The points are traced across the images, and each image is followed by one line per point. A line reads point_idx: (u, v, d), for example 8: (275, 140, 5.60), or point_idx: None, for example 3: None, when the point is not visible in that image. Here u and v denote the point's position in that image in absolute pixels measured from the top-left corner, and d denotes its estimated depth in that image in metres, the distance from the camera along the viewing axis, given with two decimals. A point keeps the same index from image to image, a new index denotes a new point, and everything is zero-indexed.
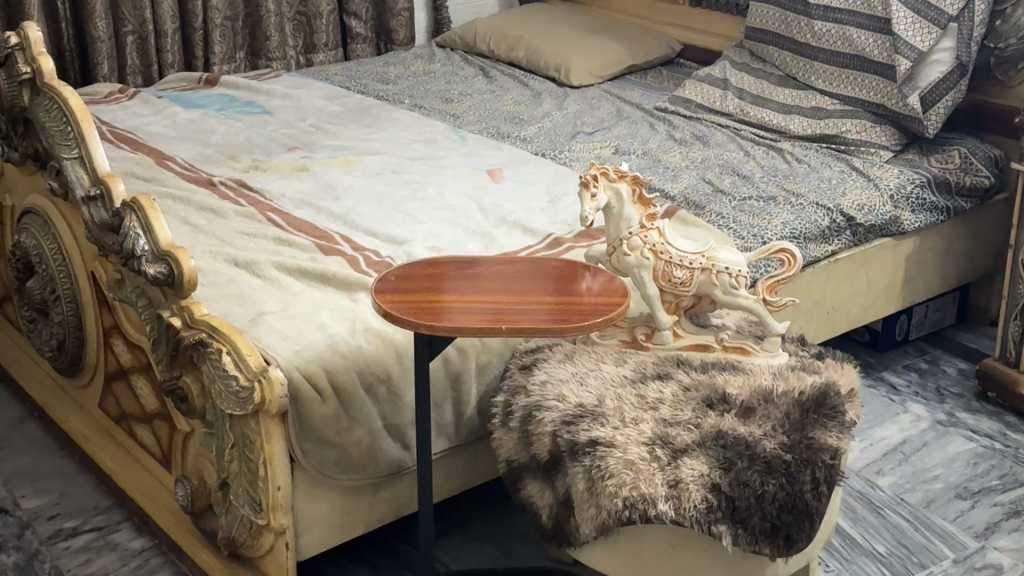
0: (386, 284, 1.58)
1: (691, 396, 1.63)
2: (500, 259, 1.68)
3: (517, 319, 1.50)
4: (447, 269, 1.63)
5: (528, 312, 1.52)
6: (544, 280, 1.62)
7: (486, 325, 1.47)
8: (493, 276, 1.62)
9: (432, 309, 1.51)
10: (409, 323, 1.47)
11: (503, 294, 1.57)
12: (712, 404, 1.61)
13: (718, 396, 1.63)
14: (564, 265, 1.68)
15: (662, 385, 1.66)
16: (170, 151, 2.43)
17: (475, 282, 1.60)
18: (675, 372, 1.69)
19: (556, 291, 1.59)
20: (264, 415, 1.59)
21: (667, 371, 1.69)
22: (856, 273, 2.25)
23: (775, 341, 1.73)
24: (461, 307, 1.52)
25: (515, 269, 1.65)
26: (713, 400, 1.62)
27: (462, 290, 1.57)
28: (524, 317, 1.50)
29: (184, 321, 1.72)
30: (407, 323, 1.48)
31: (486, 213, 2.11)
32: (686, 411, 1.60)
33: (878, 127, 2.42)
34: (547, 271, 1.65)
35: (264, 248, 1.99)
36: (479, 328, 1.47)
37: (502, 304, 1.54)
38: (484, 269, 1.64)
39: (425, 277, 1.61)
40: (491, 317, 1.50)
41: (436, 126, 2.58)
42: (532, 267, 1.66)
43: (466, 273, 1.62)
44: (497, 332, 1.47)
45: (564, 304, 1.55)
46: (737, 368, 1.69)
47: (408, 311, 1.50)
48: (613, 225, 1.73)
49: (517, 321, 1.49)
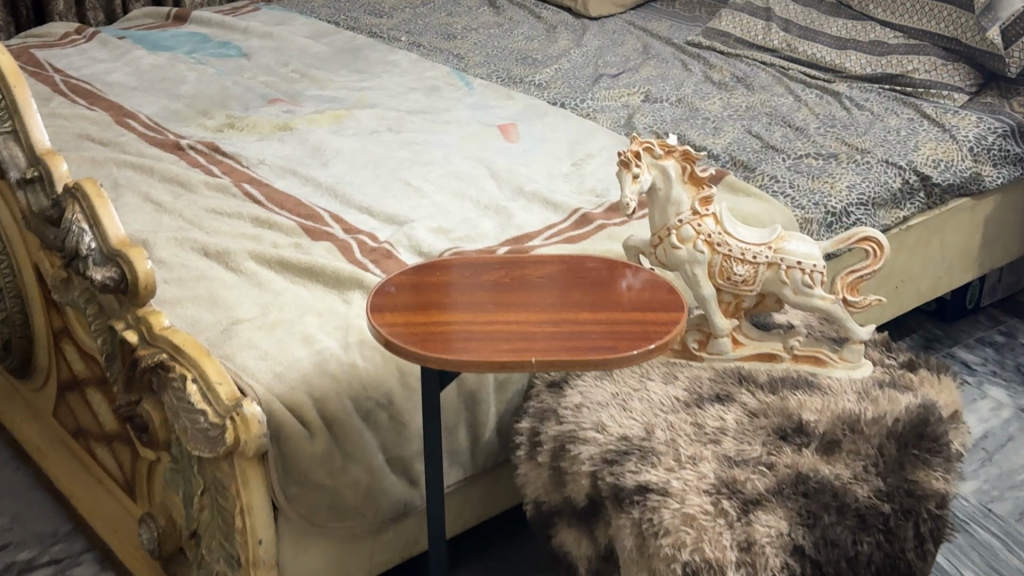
0: (384, 298, 1.27)
1: (760, 425, 1.34)
2: (523, 259, 1.37)
3: (547, 348, 1.19)
4: (458, 275, 1.32)
5: (561, 336, 1.21)
6: (579, 286, 1.31)
7: (509, 360, 1.17)
8: (517, 284, 1.31)
9: (441, 335, 1.21)
10: (413, 356, 1.17)
11: (528, 311, 1.26)
12: (786, 436, 1.32)
13: (793, 425, 1.34)
14: (600, 265, 1.36)
15: (723, 409, 1.37)
16: (132, 106, 2.10)
17: (492, 294, 1.29)
18: (738, 393, 1.39)
19: (596, 301, 1.28)
20: (240, 458, 1.30)
21: (728, 392, 1.39)
22: (930, 240, 1.94)
23: (857, 350, 1.43)
24: (476, 331, 1.22)
25: (542, 272, 1.34)
26: (787, 430, 1.33)
27: (479, 305, 1.27)
28: (559, 346, 1.20)
29: (141, 335, 1.41)
30: (410, 356, 1.17)
31: (501, 181, 1.80)
32: (755, 446, 1.31)
33: (949, 65, 2.08)
34: (579, 273, 1.34)
35: (239, 231, 1.68)
36: (499, 363, 1.16)
37: (530, 325, 1.23)
38: (504, 273, 1.33)
39: (433, 286, 1.30)
40: (516, 347, 1.19)
41: (438, 69, 2.25)
42: (562, 267, 1.35)
43: (481, 281, 1.31)
44: (522, 366, 1.17)
45: (606, 321, 1.24)
46: (813, 385, 1.40)
47: (411, 340, 1.19)
48: (659, 211, 1.43)
49: (548, 351, 1.19)
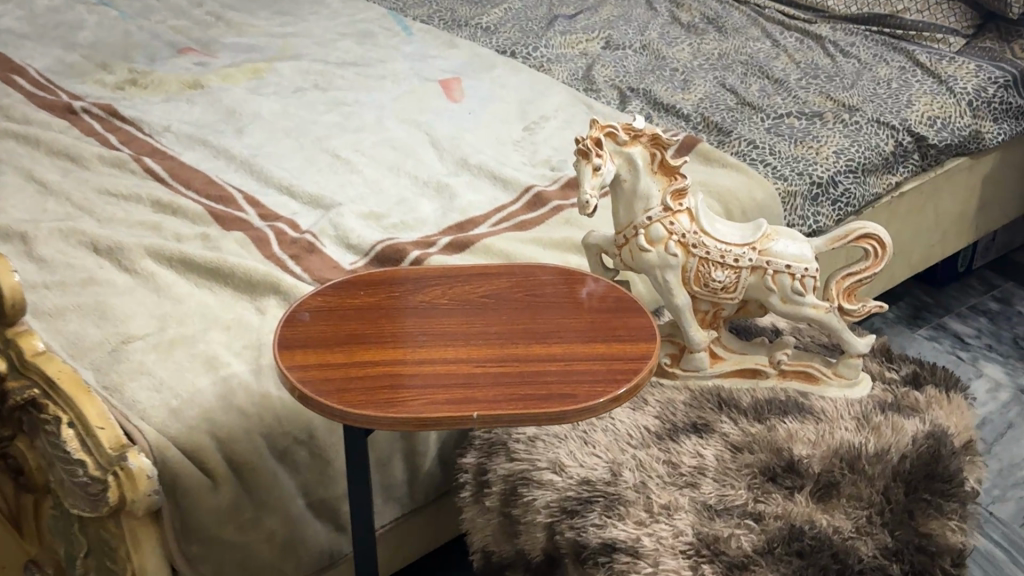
0: (297, 331, 1.06)
1: (744, 463, 1.14)
2: (465, 270, 1.15)
3: (491, 397, 0.99)
4: (387, 294, 1.11)
5: (509, 378, 1.01)
6: (532, 307, 1.10)
7: (444, 415, 0.96)
8: (457, 306, 1.10)
9: (363, 381, 1.00)
10: (329, 412, 0.97)
11: (470, 343, 1.05)
12: (774, 477, 1.13)
13: (783, 463, 1.14)
14: (557, 276, 1.15)
15: (700, 442, 1.17)
16: (20, 58, 1.85)
17: (428, 321, 1.08)
18: (718, 421, 1.19)
19: (552, 328, 1.07)
20: (127, 518, 1.09)
21: (707, 420, 1.19)
22: (923, 206, 1.73)
23: (854, 365, 1.23)
24: (407, 374, 1.01)
25: (487, 288, 1.12)
26: (776, 470, 1.13)
27: (412, 337, 1.06)
28: (505, 392, 0.99)
29: (10, 363, 1.18)
30: (326, 412, 0.97)
31: (442, 152, 1.58)
32: (739, 491, 1.11)
33: (946, 6, 1.87)
34: (531, 288, 1.13)
35: (137, 219, 1.45)
36: (433, 419, 0.96)
37: (471, 364, 1.02)
38: (443, 291, 1.12)
39: (356, 312, 1.08)
40: (454, 396, 0.99)
41: (372, 11, 2.02)
42: (511, 280, 1.14)
43: (415, 303, 1.10)
44: (459, 421, 0.96)
45: (564, 357, 1.03)
46: (804, 410, 1.20)
47: (327, 389, 0.99)
48: (624, 206, 1.21)
49: (492, 400, 0.98)
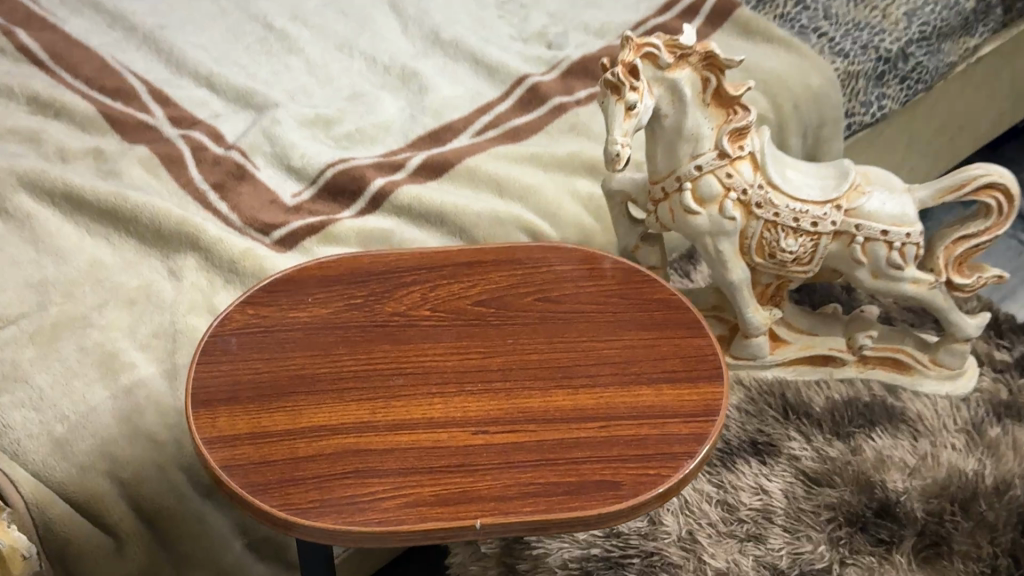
0: (220, 375, 0.75)
1: (824, 502, 0.86)
2: (450, 258, 0.84)
3: (500, 490, 0.69)
4: (344, 304, 0.80)
5: (523, 455, 0.71)
6: (548, 321, 0.79)
7: (432, 521, 0.66)
8: (443, 323, 0.79)
9: (317, 464, 0.70)
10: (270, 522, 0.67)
11: (465, 390, 0.74)
12: (864, 525, 0.85)
13: (875, 504, 0.86)
14: (576, 263, 0.84)
15: (764, 469, 0.89)
16: None
17: (404, 350, 0.77)
18: (787, 438, 0.91)
19: (579, 358, 0.77)
20: None
21: (771, 435, 0.91)
22: (1000, 70, 1.40)
23: (961, 353, 0.94)
24: (378, 450, 0.71)
25: (482, 290, 0.81)
26: (866, 514, 0.86)
27: (382, 380, 0.75)
28: (520, 480, 0.69)
29: None
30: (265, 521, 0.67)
31: (406, 23, 1.24)
32: (820, 547, 0.84)
33: None
34: (543, 288, 0.81)
35: (7, 126, 1.09)
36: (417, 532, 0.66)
37: (466, 431, 0.72)
38: (421, 297, 0.80)
39: (301, 339, 0.77)
40: (446, 489, 0.69)
41: None
42: (515, 275, 0.82)
43: (383, 318, 0.79)
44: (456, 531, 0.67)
45: (598, 412, 0.73)
46: (896, 417, 0.92)
47: (264, 479, 0.69)
48: (664, 149, 0.88)
49: (501, 496, 0.68)
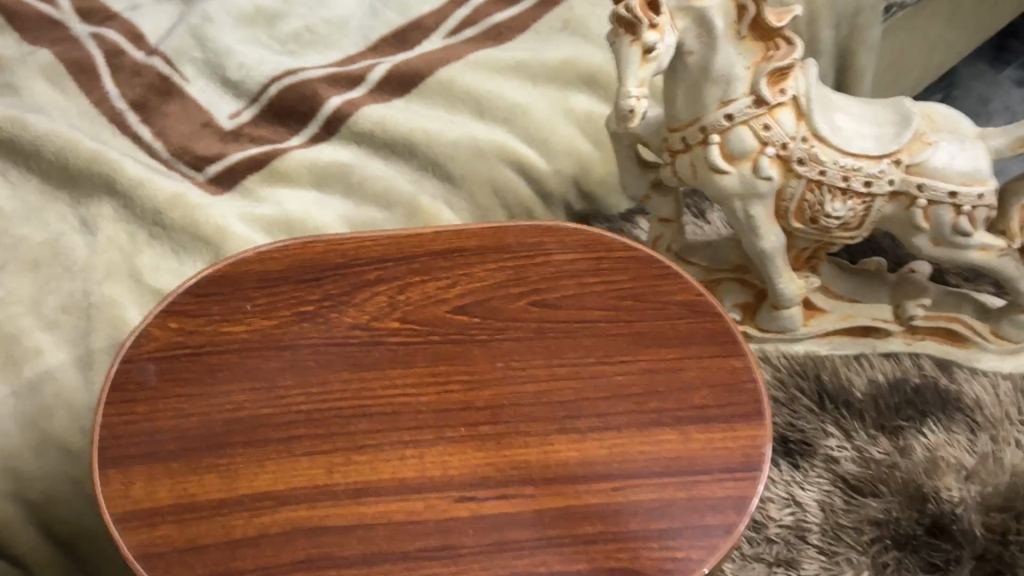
0: (136, 424, 0.59)
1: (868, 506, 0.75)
2: (423, 244, 0.67)
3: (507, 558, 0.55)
4: (290, 316, 0.64)
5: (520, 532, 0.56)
6: (545, 337, 0.63)
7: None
8: (415, 342, 0.63)
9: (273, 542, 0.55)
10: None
11: (444, 439, 0.59)
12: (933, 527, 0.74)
13: (940, 520, 0.74)
14: (580, 249, 0.67)
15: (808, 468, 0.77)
16: None
17: (367, 382, 0.61)
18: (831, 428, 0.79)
19: (584, 392, 0.62)
20: None
21: (816, 435, 0.79)
22: None
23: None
24: (336, 528, 0.56)
25: (464, 292, 0.65)
26: (926, 525, 0.74)
27: (340, 426, 0.60)
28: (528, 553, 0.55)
29: None
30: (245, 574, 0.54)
31: None
32: None
33: None
34: (539, 288, 0.65)
35: None
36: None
37: (446, 500, 0.57)
38: (387, 303, 0.64)
39: (238, 367, 0.62)
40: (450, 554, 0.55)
41: None
42: (504, 269, 0.66)
43: (339, 335, 0.63)
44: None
45: (611, 471, 0.59)
46: (948, 403, 0.80)
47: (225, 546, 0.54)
48: (686, 90, 0.71)
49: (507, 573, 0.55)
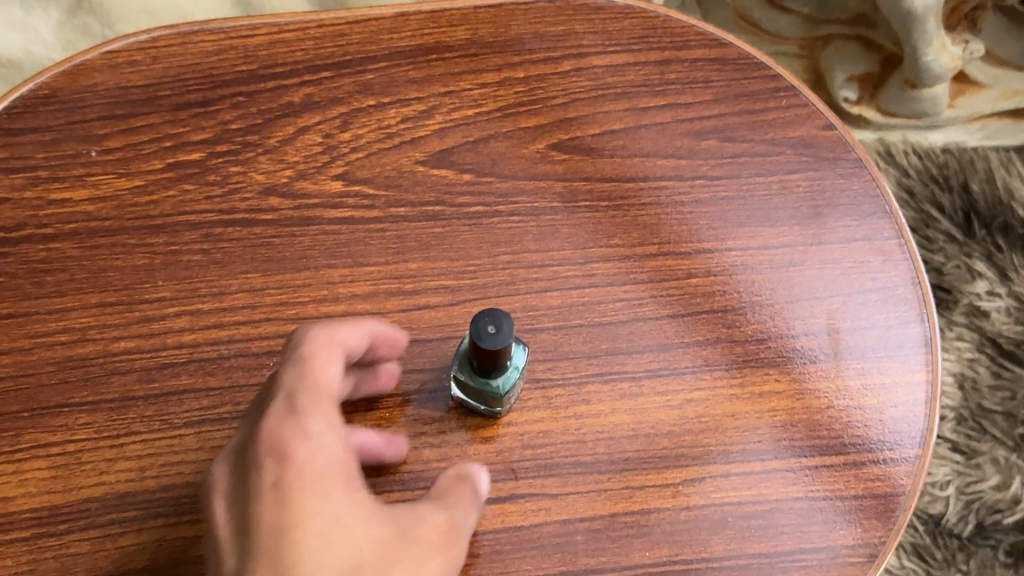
0: None
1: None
2: (380, 39, 0.42)
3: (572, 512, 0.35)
4: (165, 169, 0.39)
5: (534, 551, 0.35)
6: (578, 210, 0.40)
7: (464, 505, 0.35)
8: (367, 222, 0.39)
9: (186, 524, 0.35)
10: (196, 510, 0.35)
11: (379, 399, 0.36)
12: None
13: None
14: (630, 49, 0.42)
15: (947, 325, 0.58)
16: None
17: (290, 291, 0.38)
18: (980, 261, 0.59)
19: (640, 306, 0.38)
20: None
21: (963, 272, 0.59)
22: None
23: None
24: None
25: (446, 127, 0.40)
26: None
27: (247, 379, 0.36)
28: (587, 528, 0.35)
29: None
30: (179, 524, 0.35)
31: None
32: None
33: None
34: (570, 118, 0.41)
35: None
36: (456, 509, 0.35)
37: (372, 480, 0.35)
38: (322, 146, 0.40)
39: (78, 266, 0.38)
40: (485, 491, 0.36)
41: None
42: (512, 85, 0.41)
43: (244, 207, 0.39)
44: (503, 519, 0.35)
45: (683, 452, 0.36)
46: None
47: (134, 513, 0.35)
48: None
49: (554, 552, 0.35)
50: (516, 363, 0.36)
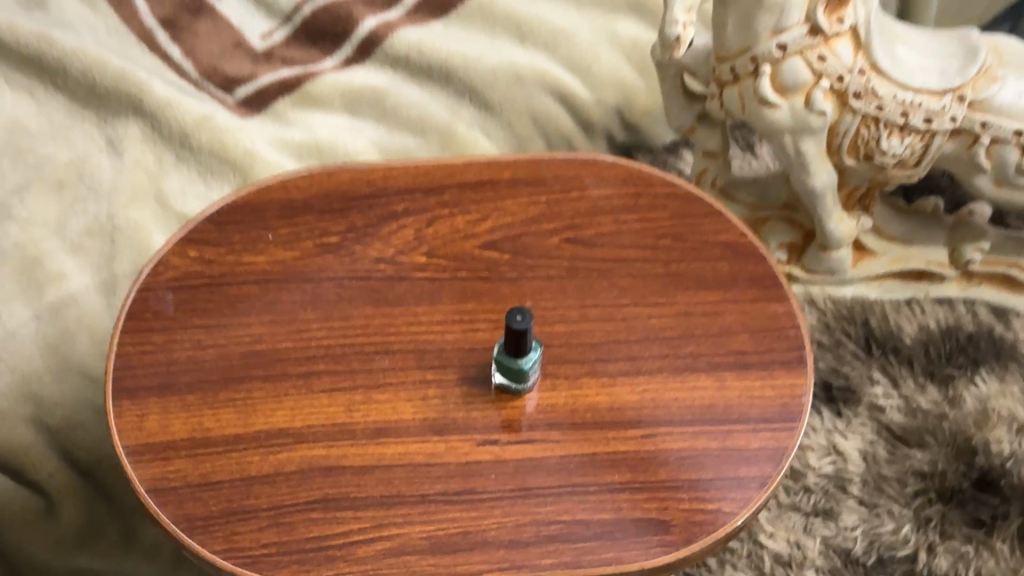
0: (152, 354, 0.57)
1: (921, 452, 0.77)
2: (454, 175, 0.65)
3: (569, 447, 0.55)
4: (313, 246, 0.62)
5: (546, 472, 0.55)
6: (578, 278, 0.61)
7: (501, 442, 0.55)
8: (441, 279, 0.61)
9: (323, 443, 0.55)
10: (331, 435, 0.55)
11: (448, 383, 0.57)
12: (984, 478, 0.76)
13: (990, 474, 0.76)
14: (618, 187, 0.65)
15: (848, 415, 0.79)
16: None
17: (391, 318, 0.59)
18: (879, 371, 0.81)
19: (617, 335, 0.59)
20: None
21: (865, 381, 0.80)
22: None
23: None
24: (354, 468, 0.54)
25: (494, 227, 0.63)
26: (976, 476, 0.76)
27: (361, 366, 0.57)
28: (579, 457, 0.55)
29: None
30: (318, 442, 0.55)
31: None
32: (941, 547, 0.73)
33: None
34: (574, 225, 0.63)
35: None
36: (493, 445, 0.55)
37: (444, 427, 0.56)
38: (414, 238, 0.62)
39: (258, 300, 0.59)
40: (512, 433, 0.56)
41: None
42: (537, 205, 0.64)
43: (364, 269, 0.61)
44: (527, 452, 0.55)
45: (642, 418, 0.56)
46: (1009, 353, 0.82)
47: (289, 438, 0.55)
48: (736, 22, 0.67)
49: (559, 470, 0.55)
50: (534, 354, 0.56)
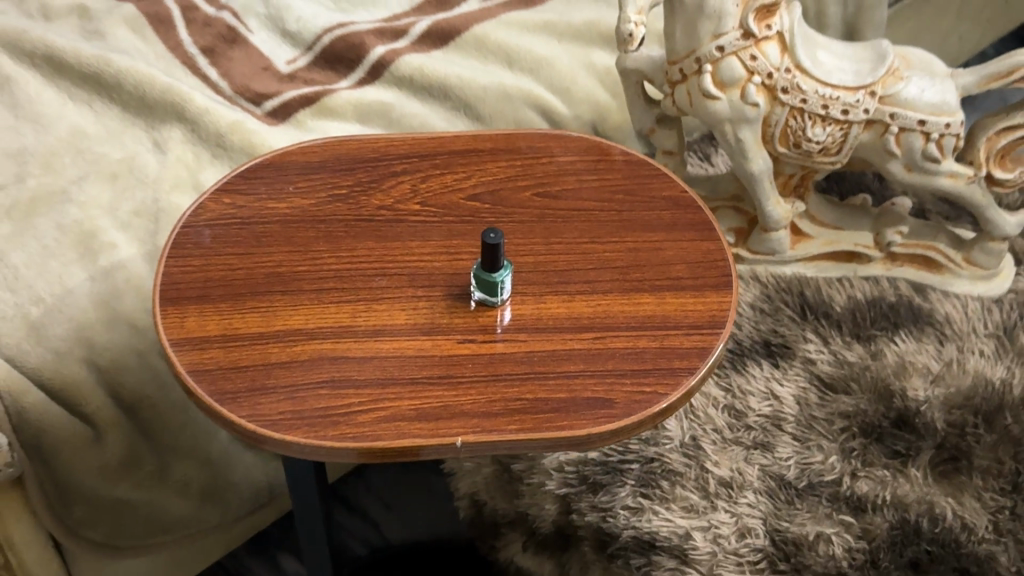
0: (192, 273, 0.70)
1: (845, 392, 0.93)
2: (445, 142, 0.80)
3: (533, 346, 0.67)
4: (327, 196, 0.75)
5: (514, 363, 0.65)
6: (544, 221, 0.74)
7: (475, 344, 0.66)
8: (433, 219, 0.74)
9: (330, 338, 0.66)
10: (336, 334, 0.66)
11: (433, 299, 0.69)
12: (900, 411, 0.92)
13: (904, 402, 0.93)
14: (580, 154, 0.80)
15: (783, 374, 0.94)
16: None
17: (389, 249, 0.72)
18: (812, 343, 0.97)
19: (575, 264, 0.71)
20: None
21: (796, 343, 0.97)
22: None
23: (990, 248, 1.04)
24: (356, 357, 0.65)
25: (478, 184, 0.77)
26: (892, 410, 0.92)
27: (363, 283, 0.70)
28: (540, 352, 0.66)
29: None
30: (326, 336, 0.66)
31: None
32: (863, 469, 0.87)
33: None
34: (543, 183, 0.77)
35: None
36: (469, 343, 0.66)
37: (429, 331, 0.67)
38: (410, 189, 0.76)
39: (280, 235, 0.72)
40: (484, 335, 0.67)
41: None
42: (514, 166, 0.79)
43: (368, 213, 0.74)
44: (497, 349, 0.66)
45: (594, 324, 0.68)
46: (917, 313, 1.02)
47: (302, 335, 0.66)
48: (683, 28, 0.80)
49: (523, 362, 0.65)
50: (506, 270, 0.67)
